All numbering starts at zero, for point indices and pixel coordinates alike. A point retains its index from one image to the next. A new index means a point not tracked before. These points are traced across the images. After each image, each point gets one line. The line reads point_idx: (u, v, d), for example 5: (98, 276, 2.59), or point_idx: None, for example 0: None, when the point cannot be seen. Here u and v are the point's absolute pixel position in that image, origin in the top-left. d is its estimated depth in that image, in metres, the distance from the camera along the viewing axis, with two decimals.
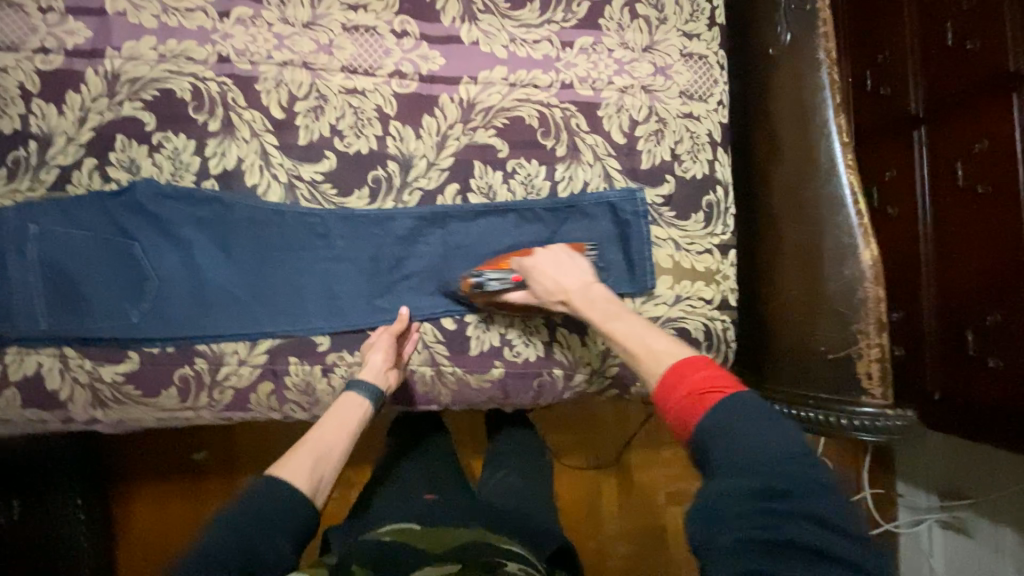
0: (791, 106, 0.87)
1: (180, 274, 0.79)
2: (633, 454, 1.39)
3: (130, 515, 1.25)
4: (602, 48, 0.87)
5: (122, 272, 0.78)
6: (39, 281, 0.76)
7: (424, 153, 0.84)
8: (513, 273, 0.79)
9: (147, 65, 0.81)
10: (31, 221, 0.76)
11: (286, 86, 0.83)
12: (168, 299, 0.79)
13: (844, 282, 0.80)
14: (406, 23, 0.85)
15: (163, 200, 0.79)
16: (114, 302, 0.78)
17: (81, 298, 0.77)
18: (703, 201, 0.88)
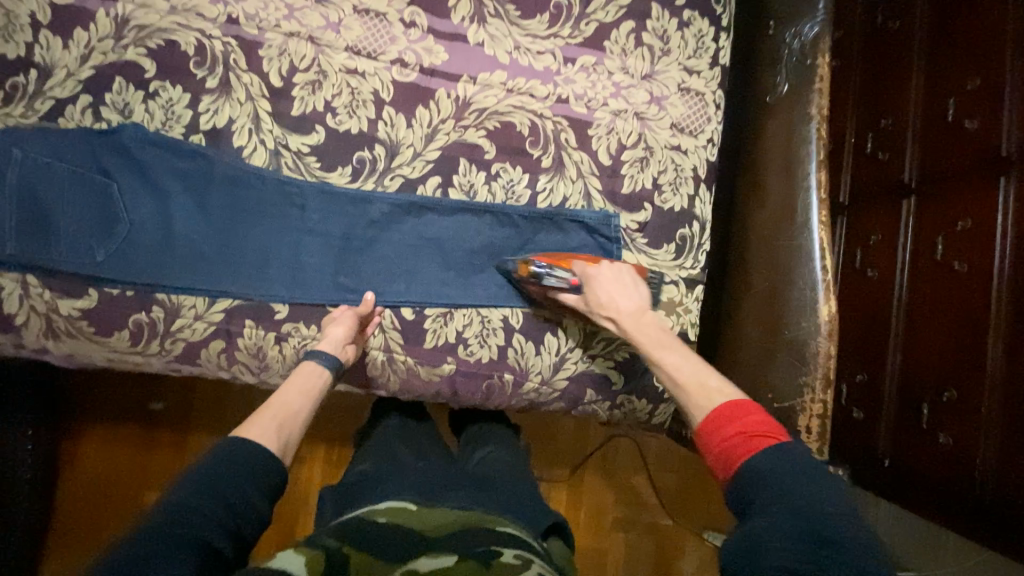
0: (778, 156, 0.88)
1: (152, 221, 0.80)
2: (586, 472, 1.39)
3: (73, 453, 1.25)
4: (602, 70, 0.88)
5: (96, 210, 0.79)
6: (8, 204, 0.76)
7: (412, 143, 0.85)
8: (573, 276, 0.79)
9: (157, 14, 0.82)
10: (16, 145, 0.77)
11: (289, 56, 0.84)
12: (136, 244, 0.80)
13: (800, 336, 0.81)
14: (416, 14, 0.86)
15: (149, 147, 0.80)
16: (82, 238, 0.78)
17: (51, 229, 0.78)
18: (677, 233, 0.89)
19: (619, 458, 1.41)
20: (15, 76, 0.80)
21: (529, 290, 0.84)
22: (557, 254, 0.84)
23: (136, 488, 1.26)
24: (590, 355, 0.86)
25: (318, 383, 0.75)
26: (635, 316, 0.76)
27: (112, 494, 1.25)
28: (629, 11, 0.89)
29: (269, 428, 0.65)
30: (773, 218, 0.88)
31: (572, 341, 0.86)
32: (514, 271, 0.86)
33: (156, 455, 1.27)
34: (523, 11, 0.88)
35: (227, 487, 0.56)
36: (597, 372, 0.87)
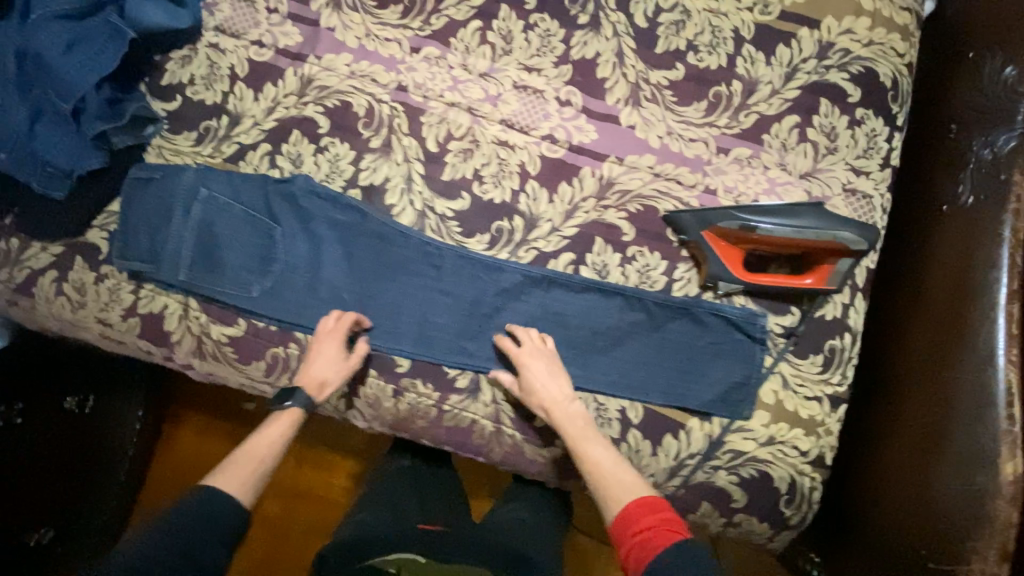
0: (951, 275, 0.80)
1: (304, 265, 0.85)
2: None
3: (171, 441, 1.34)
4: (758, 164, 0.84)
5: (257, 250, 0.85)
6: (188, 237, 0.85)
7: (551, 217, 0.85)
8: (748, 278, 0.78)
9: (338, 77, 0.91)
10: (204, 185, 0.86)
11: (447, 125, 0.89)
12: (287, 284, 0.85)
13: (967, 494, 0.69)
14: (572, 93, 0.88)
15: (313, 197, 0.86)
16: (243, 274, 0.85)
17: (219, 263, 0.85)
18: (825, 345, 0.80)
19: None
20: (210, 120, 0.91)
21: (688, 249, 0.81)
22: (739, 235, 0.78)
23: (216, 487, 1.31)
24: (713, 467, 0.78)
25: (295, 413, 0.77)
26: (562, 403, 0.77)
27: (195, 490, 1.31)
28: (794, 105, 0.85)
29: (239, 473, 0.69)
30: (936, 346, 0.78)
31: (693, 448, 0.79)
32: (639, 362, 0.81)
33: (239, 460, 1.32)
34: (681, 97, 0.86)
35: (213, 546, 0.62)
36: (718, 485, 0.78)
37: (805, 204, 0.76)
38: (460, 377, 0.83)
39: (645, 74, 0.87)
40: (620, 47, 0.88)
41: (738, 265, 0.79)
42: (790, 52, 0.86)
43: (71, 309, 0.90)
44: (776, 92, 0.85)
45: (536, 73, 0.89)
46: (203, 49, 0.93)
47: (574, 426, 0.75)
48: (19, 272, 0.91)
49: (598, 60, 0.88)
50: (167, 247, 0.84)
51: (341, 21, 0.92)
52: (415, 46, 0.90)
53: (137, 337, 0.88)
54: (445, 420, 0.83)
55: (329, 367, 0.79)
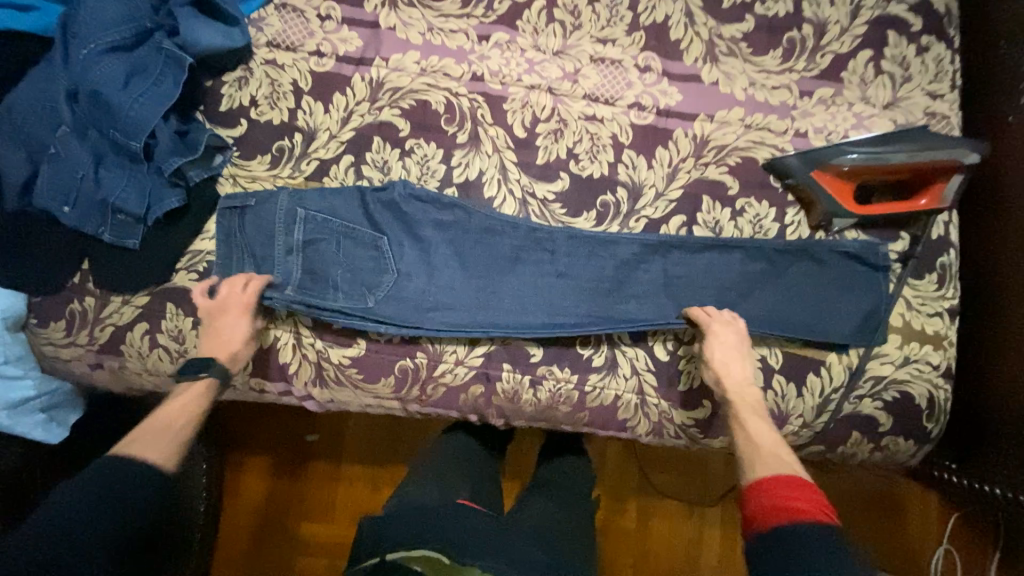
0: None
1: (418, 270, 0.83)
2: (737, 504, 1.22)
3: (239, 484, 1.26)
4: (842, 101, 0.87)
5: (367, 262, 0.82)
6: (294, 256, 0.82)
7: (654, 184, 0.86)
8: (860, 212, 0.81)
9: (409, 77, 0.88)
10: (298, 207, 0.82)
11: (532, 108, 0.87)
12: (403, 289, 0.82)
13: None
14: (650, 58, 0.88)
15: (413, 202, 0.84)
16: (357, 286, 0.82)
17: (330, 279, 0.81)
18: (936, 263, 0.83)
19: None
20: (283, 140, 0.88)
21: (796, 194, 0.84)
22: (842, 181, 0.81)
23: (294, 524, 1.25)
24: (856, 396, 0.81)
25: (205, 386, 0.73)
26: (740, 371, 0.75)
27: (272, 531, 1.25)
28: (865, 40, 0.87)
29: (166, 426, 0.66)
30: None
31: (836, 383, 0.81)
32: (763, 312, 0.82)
33: (313, 490, 1.26)
34: (756, 47, 0.88)
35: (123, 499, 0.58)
36: (864, 412, 0.81)
37: (910, 130, 0.80)
38: (595, 356, 0.83)
39: (717, 30, 0.88)
40: (688, 7, 0.89)
41: (850, 200, 0.82)
42: None
43: (170, 360, 0.84)
44: (845, 30, 0.88)
45: (610, 44, 0.88)
46: (259, 67, 0.89)
47: (746, 402, 0.73)
48: (101, 331, 0.84)
49: (669, 22, 0.88)
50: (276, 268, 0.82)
51: (400, 19, 0.90)
52: (483, 34, 0.89)
53: (250, 376, 0.84)
54: (589, 402, 0.83)
55: (235, 340, 0.77)
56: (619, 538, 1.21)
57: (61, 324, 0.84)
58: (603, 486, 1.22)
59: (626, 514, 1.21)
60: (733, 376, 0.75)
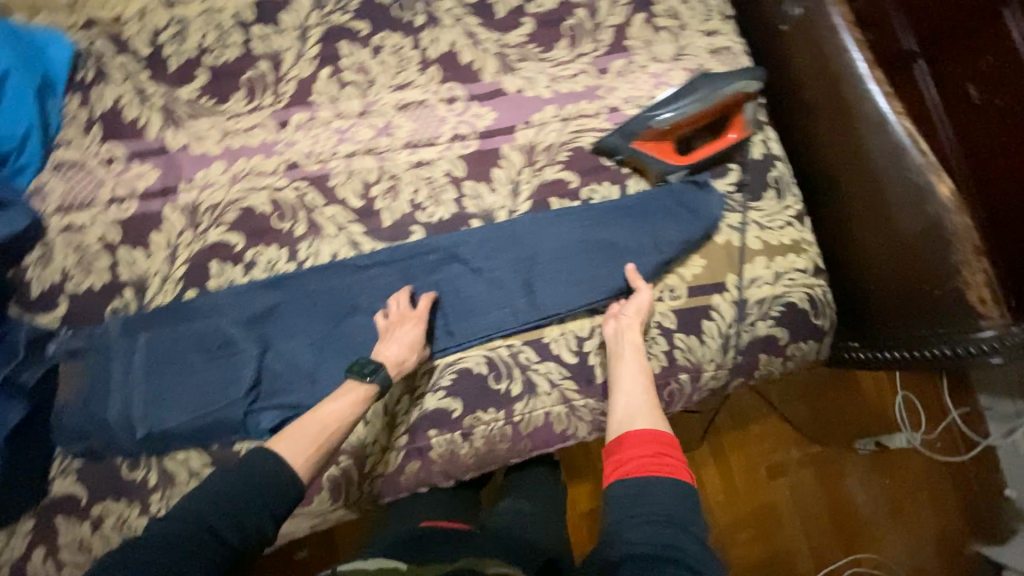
0: (822, 77, 0.93)
1: (291, 293, 0.81)
2: (721, 435, 1.44)
3: None
4: (636, 67, 0.91)
5: (217, 371, 0.77)
6: (138, 380, 0.76)
7: (502, 204, 0.87)
8: (683, 161, 0.86)
9: (222, 188, 0.84)
10: (141, 333, 0.78)
11: (358, 175, 0.85)
12: (261, 382, 0.77)
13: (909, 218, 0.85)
14: (452, 88, 0.89)
15: (255, 293, 0.80)
16: (206, 393, 0.76)
17: (174, 393, 0.76)
18: (770, 178, 0.90)
19: (747, 411, 1.45)
20: (113, 301, 0.80)
21: (627, 163, 0.88)
22: (659, 141, 0.85)
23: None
24: (751, 323, 0.86)
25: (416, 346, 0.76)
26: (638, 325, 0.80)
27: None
28: (634, 5, 0.93)
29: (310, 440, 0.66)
30: (842, 137, 0.93)
31: (728, 318, 0.86)
32: (621, 238, 0.85)
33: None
34: (543, 44, 0.91)
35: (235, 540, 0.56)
36: (764, 334, 0.87)
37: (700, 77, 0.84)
38: (512, 387, 0.82)
39: (503, 41, 0.90)
40: (467, 28, 0.90)
41: (672, 154, 0.86)
42: None
43: None
44: (614, 2, 0.92)
45: (410, 88, 0.88)
46: (58, 238, 0.82)
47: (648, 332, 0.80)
48: None
49: (455, 48, 0.90)
50: (113, 396, 0.76)
51: (190, 136, 0.85)
52: (281, 121, 0.86)
53: None
54: (524, 430, 0.83)
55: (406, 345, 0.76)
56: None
57: None
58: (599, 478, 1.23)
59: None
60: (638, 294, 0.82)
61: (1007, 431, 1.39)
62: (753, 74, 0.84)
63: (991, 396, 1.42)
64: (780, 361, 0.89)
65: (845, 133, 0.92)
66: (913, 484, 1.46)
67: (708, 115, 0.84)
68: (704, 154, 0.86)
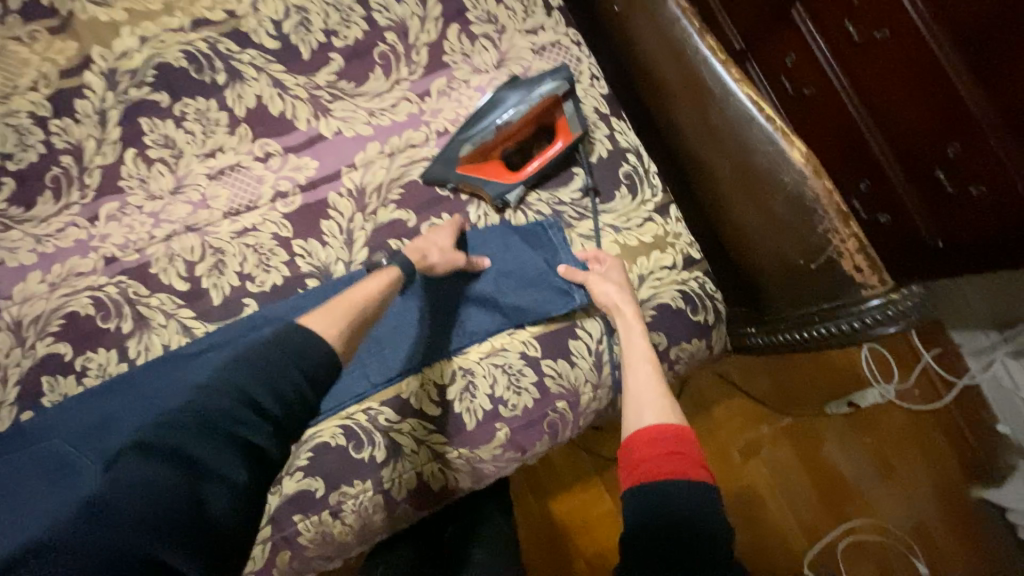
0: (662, 51, 0.86)
1: (118, 399, 0.75)
2: (683, 424, 1.28)
3: None
4: (458, 83, 0.85)
5: None
6: None
7: (338, 257, 0.82)
8: (516, 177, 0.81)
9: (43, 298, 0.80)
10: None
11: (180, 257, 0.80)
12: None
13: (769, 191, 0.78)
14: (266, 144, 0.83)
15: (86, 404, 0.76)
16: None
17: None
18: (621, 174, 0.85)
19: (709, 392, 1.30)
20: None
21: (460, 190, 0.83)
22: (484, 163, 0.80)
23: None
24: None
25: (392, 278, 0.74)
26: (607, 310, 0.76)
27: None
28: (445, 16, 0.86)
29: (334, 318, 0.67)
30: (696, 111, 0.84)
31: (597, 335, 0.82)
32: (464, 273, 0.82)
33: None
34: (355, 79, 0.85)
35: (239, 412, 0.57)
36: None
37: (502, 87, 0.79)
38: (376, 451, 0.77)
39: (312, 83, 0.84)
40: (271, 77, 0.84)
41: (502, 172, 0.81)
42: None
43: None
44: (424, 18, 0.86)
45: (221, 153, 0.83)
46: None
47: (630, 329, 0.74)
48: None
49: (263, 101, 0.84)
50: None
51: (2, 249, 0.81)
52: (92, 215, 0.82)
53: None
54: (397, 494, 0.78)
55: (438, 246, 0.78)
56: (606, 523, 1.16)
57: None
58: (568, 490, 1.17)
59: (601, 497, 1.17)
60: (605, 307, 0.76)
61: (985, 364, 1.24)
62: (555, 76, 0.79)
63: (965, 331, 1.26)
64: (667, 365, 0.82)
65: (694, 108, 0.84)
66: (898, 438, 1.30)
67: (525, 130, 0.80)
68: (534, 166, 0.81)
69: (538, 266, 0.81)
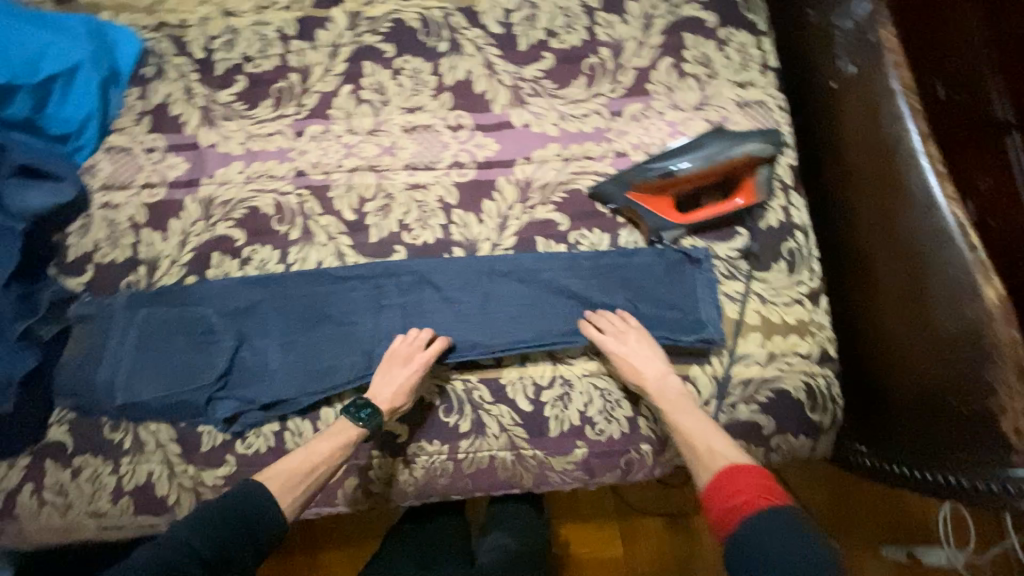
0: (868, 139, 0.81)
1: (273, 294, 0.85)
2: None
3: None
4: (653, 112, 0.87)
5: (195, 358, 0.83)
6: (131, 351, 0.84)
7: (487, 236, 0.86)
8: (683, 218, 0.81)
9: (236, 187, 0.91)
10: (142, 306, 0.86)
11: (356, 190, 0.89)
12: (232, 372, 0.83)
13: (944, 321, 0.72)
14: (460, 116, 0.89)
15: (240, 289, 0.85)
16: (184, 373, 0.82)
17: (159, 369, 0.83)
18: (783, 248, 0.82)
19: None
20: (130, 276, 0.89)
21: (619, 214, 0.84)
22: (659, 198, 0.81)
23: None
24: (731, 404, 0.79)
25: (357, 434, 0.76)
26: (660, 380, 0.75)
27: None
28: (663, 48, 0.89)
29: (288, 487, 0.71)
30: (884, 213, 0.79)
31: (705, 394, 0.79)
32: (597, 287, 0.81)
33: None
34: (559, 81, 0.89)
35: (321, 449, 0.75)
36: (746, 419, 0.79)
37: (708, 133, 0.80)
38: (461, 422, 0.81)
39: (518, 73, 0.90)
40: (486, 58, 0.90)
41: (671, 210, 0.81)
42: (639, 5, 0.91)
43: (59, 515, 0.84)
44: (642, 43, 0.89)
45: (420, 111, 0.90)
46: (98, 211, 0.93)
47: (666, 396, 0.74)
48: None
49: (471, 76, 0.90)
50: (113, 361, 0.85)
51: (220, 135, 0.93)
52: (298, 130, 0.92)
53: (135, 515, 0.84)
54: (465, 468, 0.81)
55: (399, 391, 0.77)
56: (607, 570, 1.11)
57: None
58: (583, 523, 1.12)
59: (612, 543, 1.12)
60: (652, 374, 0.75)
61: None
62: (766, 138, 0.80)
63: None
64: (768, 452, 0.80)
65: (884, 207, 0.79)
66: None
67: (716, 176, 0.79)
68: (705, 216, 0.81)
69: (672, 308, 0.80)
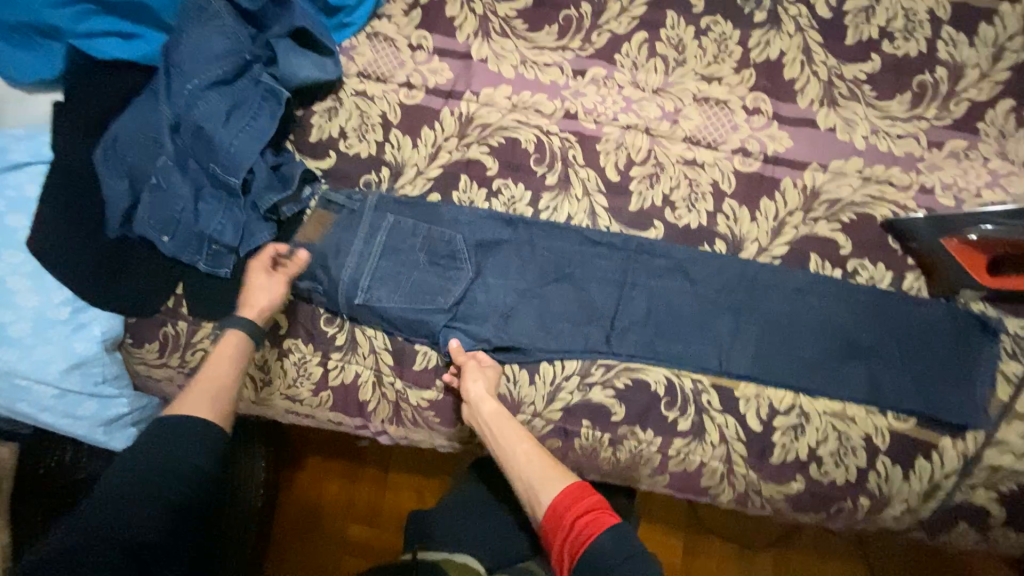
0: None
1: (522, 237, 0.82)
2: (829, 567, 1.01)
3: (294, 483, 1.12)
4: (976, 155, 0.79)
5: (434, 279, 0.80)
6: (371, 254, 0.80)
7: (757, 237, 0.79)
8: (992, 283, 0.74)
9: (499, 112, 0.85)
10: (388, 212, 0.83)
11: (626, 149, 0.83)
12: (466, 304, 0.81)
13: None
14: (759, 100, 0.82)
15: (492, 224, 0.82)
16: (421, 292, 0.80)
17: (395, 281, 0.80)
18: None
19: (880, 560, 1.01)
20: (370, 174, 0.86)
21: (912, 255, 0.78)
22: (976, 254, 0.74)
23: (342, 558, 1.08)
24: (970, 484, 0.75)
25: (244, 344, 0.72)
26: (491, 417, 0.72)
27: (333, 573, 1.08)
28: (1007, 87, 0.79)
29: (205, 399, 0.65)
30: None
31: (947, 468, 0.75)
32: (865, 326, 0.77)
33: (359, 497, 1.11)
34: (881, 91, 0.81)
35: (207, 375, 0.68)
36: (977, 502, 0.75)
37: None
38: (681, 420, 0.77)
39: (838, 70, 0.81)
40: (806, 43, 0.82)
41: (981, 271, 0.75)
42: (993, 30, 0.80)
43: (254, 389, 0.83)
44: (985, 75, 0.80)
45: (716, 83, 0.82)
46: (349, 98, 0.87)
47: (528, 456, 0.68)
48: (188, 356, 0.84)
49: (783, 59, 0.82)
50: (346, 258, 0.80)
51: (493, 51, 0.86)
52: (579, 69, 0.85)
53: (328, 409, 0.83)
54: (671, 465, 0.78)
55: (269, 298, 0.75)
56: None
57: (153, 346, 0.84)
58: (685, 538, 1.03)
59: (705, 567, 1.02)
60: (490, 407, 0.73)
61: None
62: None
63: None
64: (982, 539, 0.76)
65: None
66: None
67: None
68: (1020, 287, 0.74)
69: (939, 371, 0.76)
